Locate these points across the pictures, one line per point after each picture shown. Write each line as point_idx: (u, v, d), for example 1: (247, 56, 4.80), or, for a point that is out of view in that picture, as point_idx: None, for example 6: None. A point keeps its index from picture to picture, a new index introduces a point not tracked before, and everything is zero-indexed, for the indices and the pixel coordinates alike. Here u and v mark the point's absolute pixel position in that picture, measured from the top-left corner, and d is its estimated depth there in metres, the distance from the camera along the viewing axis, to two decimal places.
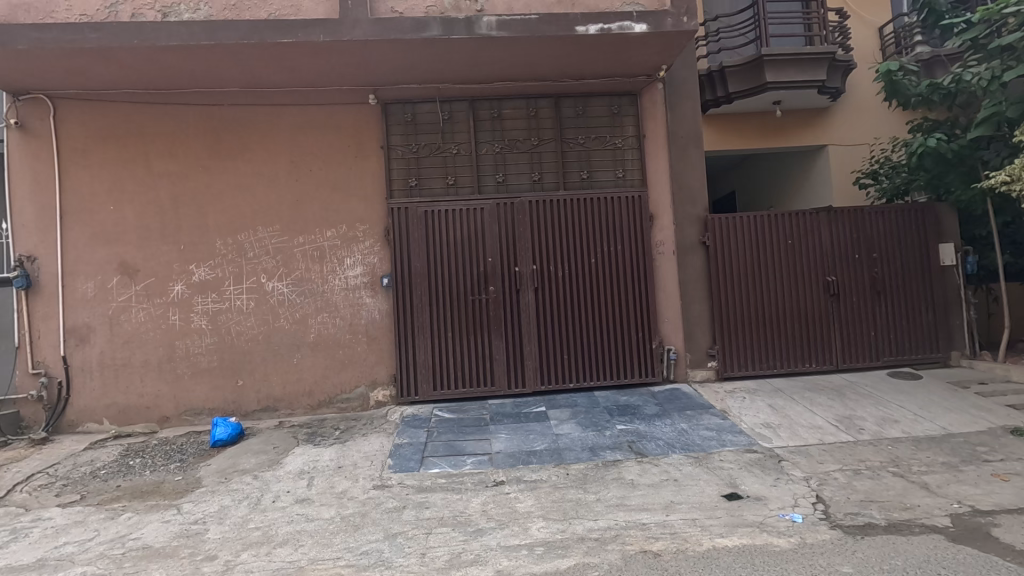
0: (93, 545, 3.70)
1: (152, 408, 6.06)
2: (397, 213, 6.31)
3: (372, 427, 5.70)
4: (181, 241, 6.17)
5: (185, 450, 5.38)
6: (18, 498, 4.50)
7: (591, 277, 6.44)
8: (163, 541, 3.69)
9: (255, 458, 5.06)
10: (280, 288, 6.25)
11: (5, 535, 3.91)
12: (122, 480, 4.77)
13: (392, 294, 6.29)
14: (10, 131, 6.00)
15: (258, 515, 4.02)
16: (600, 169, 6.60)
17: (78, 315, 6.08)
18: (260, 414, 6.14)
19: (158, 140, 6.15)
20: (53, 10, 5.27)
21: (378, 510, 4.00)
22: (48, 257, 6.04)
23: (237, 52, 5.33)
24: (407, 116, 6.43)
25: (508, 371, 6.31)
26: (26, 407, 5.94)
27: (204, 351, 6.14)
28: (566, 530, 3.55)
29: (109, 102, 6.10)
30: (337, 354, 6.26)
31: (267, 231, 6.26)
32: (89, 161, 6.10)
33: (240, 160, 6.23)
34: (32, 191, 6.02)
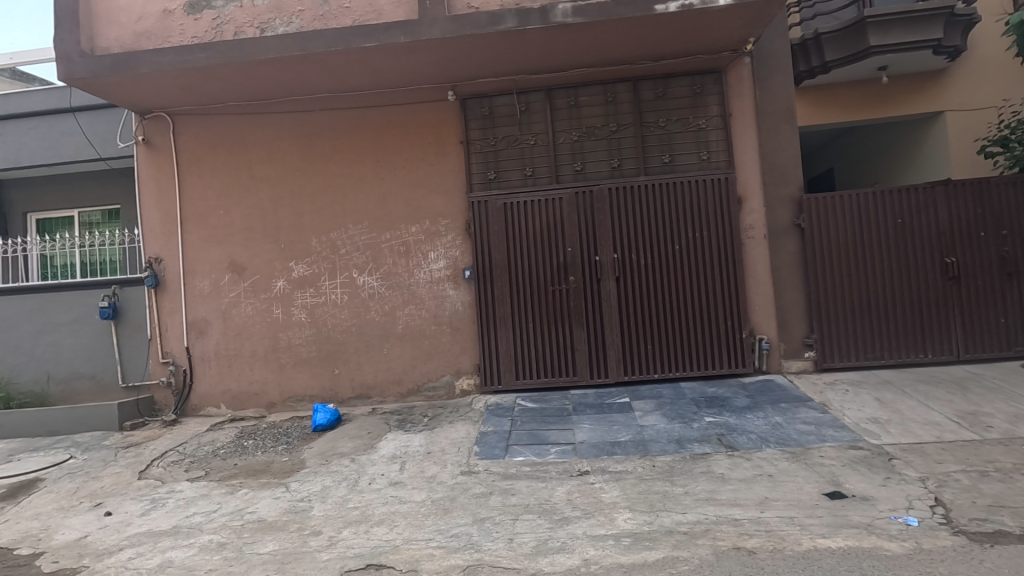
0: (217, 515, 4.12)
1: (261, 395, 6.62)
2: (477, 206, 6.44)
3: (458, 414, 5.89)
4: (282, 241, 6.66)
5: (290, 433, 5.84)
6: (155, 472, 5.10)
7: (675, 265, 6.24)
8: (275, 515, 4.04)
9: (352, 442, 5.40)
10: (369, 281, 6.58)
11: (146, 504, 4.45)
12: (238, 459, 5.26)
13: (474, 286, 6.44)
14: (138, 147, 6.75)
15: (356, 496, 4.29)
16: (683, 152, 6.34)
17: (197, 310, 6.74)
18: (355, 401, 6.53)
19: (259, 147, 6.65)
20: (169, 35, 5.84)
21: (466, 495, 4.14)
22: (172, 259, 6.77)
23: (326, 60, 5.64)
24: (485, 110, 6.51)
25: (591, 362, 6.27)
26: (159, 391, 6.72)
27: (304, 341, 6.61)
28: (654, 522, 3.48)
29: (217, 115, 6.67)
30: (423, 344, 6.51)
31: (357, 228, 6.60)
32: (202, 170, 6.72)
33: (330, 162, 6.62)
34: (157, 199, 6.77)
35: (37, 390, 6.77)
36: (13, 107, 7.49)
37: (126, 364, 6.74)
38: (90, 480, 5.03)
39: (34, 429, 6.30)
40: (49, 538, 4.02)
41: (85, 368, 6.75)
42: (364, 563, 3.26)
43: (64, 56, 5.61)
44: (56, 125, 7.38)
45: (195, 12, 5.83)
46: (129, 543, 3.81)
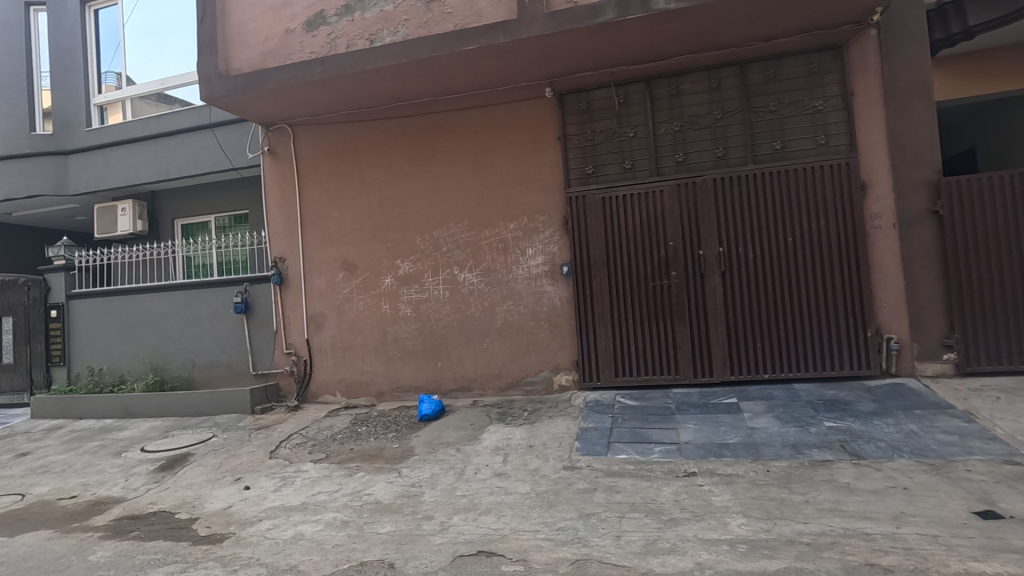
0: (338, 495, 4.46)
1: (371, 385, 7.05)
2: (575, 202, 6.43)
3: (558, 410, 5.92)
4: (389, 240, 7.04)
5: (399, 422, 6.17)
6: (284, 453, 5.61)
7: (788, 258, 5.86)
8: (390, 498, 4.30)
9: (456, 433, 5.61)
10: (470, 278, 6.78)
11: (278, 480, 4.91)
12: (353, 444, 5.65)
13: (572, 282, 6.43)
14: (265, 157, 7.45)
15: (464, 484, 4.46)
16: (796, 137, 5.91)
17: (315, 305, 7.30)
18: (456, 393, 6.76)
19: (368, 152, 7.08)
20: (290, 52, 6.35)
21: (569, 489, 4.16)
22: (293, 258, 7.39)
23: (429, 65, 5.87)
24: (582, 104, 6.47)
25: (694, 360, 6.04)
26: (283, 379, 7.37)
27: (409, 335, 6.95)
28: (771, 530, 3.30)
29: (330, 124, 7.18)
30: (522, 339, 6.60)
31: (458, 226, 6.83)
32: (318, 176, 7.27)
33: (433, 164, 6.89)
34: (281, 204, 7.42)
35: (185, 375, 7.69)
36: (163, 127, 8.53)
37: (256, 354, 7.46)
38: (230, 457, 5.63)
39: (183, 410, 7.16)
40: (201, 506, 4.56)
41: (223, 356, 7.56)
42: (475, 550, 3.36)
43: (206, 78, 6.31)
44: (197, 141, 8.31)
45: (312, 30, 6.29)
46: (266, 515, 4.22)
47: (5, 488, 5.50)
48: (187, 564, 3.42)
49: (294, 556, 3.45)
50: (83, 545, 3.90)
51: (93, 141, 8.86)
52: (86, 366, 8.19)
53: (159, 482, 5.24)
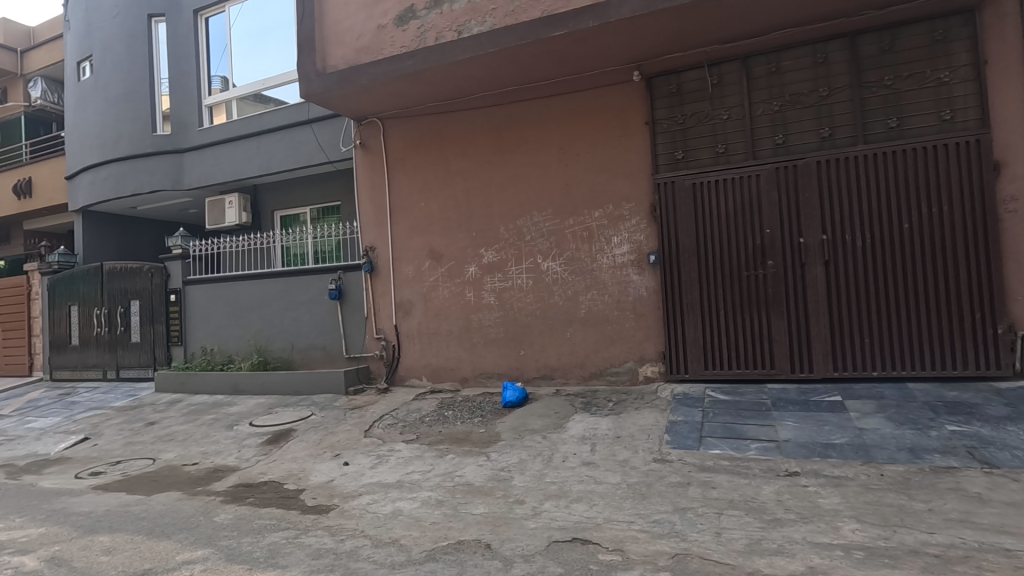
0: (431, 475, 4.62)
1: (456, 370, 7.23)
2: (664, 188, 6.24)
3: (644, 401, 5.79)
4: (473, 229, 7.16)
5: (483, 407, 6.28)
6: (377, 432, 5.87)
7: (902, 246, 5.39)
8: (481, 481, 4.41)
9: (541, 420, 5.64)
10: (553, 266, 6.76)
11: (374, 458, 5.16)
12: (441, 427, 5.82)
13: (659, 271, 6.24)
14: (358, 151, 7.80)
15: (552, 471, 4.48)
16: (916, 113, 5.39)
17: (403, 292, 7.56)
18: (539, 382, 6.77)
19: (454, 143, 7.22)
20: (382, 47, 6.52)
21: (662, 482, 4.06)
22: (382, 248, 7.69)
23: (515, 54, 5.89)
24: (672, 87, 6.23)
25: (791, 355, 5.70)
26: (374, 363, 7.72)
27: (493, 323, 7.04)
28: (891, 538, 3.06)
29: (418, 116, 7.37)
30: (606, 329, 6.49)
31: (541, 215, 6.82)
32: (406, 167, 7.50)
33: (517, 153, 6.91)
34: (371, 195, 7.75)
35: (285, 356, 8.25)
36: (264, 124, 9.09)
37: (349, 338, 7.86)
38: (329, 434, 5.98)
39: (284, 388, 7.68)
40: (305, 478, 4.88)
41: (319, 340, 8.04)
42: (569, 536, 3.36)
43: (305, 77, 6.70)
44: (295, 137, 8.82)
45: (403, 24, 6.42)
46: (365, 490, 4.45)
47: (139, 453, 6.15)
48: (299, 531, 3.66)
49: (395, 530, 3.60)
50: (208, 507, 4.28)
51: (204, 140, 9.62)
52: (200, 346, 8.98)
53: (267, 454, 5.66)
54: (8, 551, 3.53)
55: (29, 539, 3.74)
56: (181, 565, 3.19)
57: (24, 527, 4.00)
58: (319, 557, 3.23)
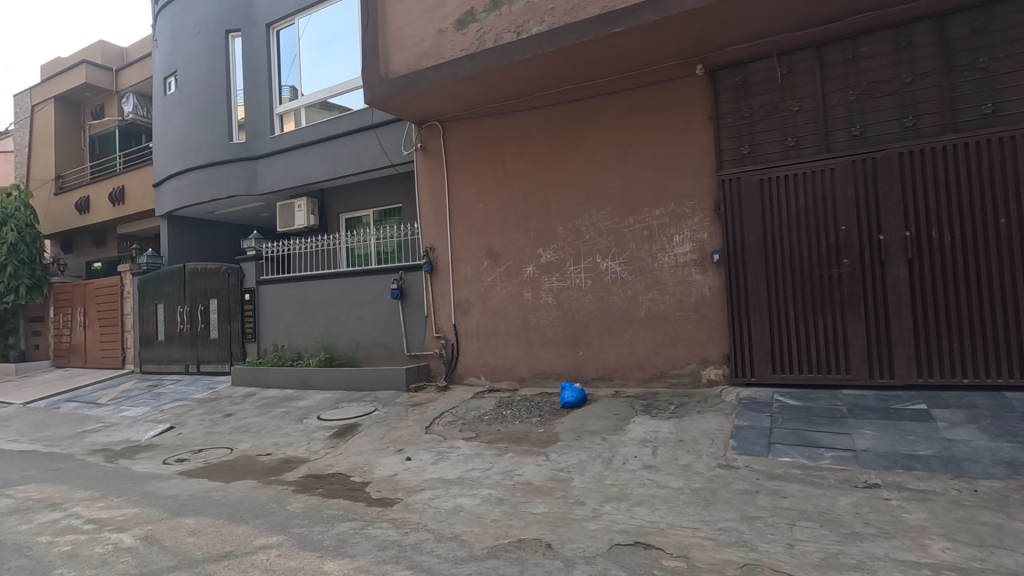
0: (491, 473, 4.67)
1: (513, 369, 7.26)
2: (728, 184, 6.03)
3: (708, 405, 5.61)
4: (531, 229, 7.17)
5: (541, 407, 6.28)
6: (438, 429, 5.99)
7: (998, 242, 4.96)
8: (540, 480, 4.41)
9: (600, 422, 5.57)
10: (612, 266, 6.66)
11: (435, 454, 5.27)
12: (500, 425, 5.87)
13: (724, 270, 6.03)
14: (419, 154, 8.00)
15: (612, 473, 4.42)
16: (1014, 97, 4.96)
17: (461, 292, 7.67)
18: (597, 382, 6.69)
19: (512, 144, 7.26)
20: (442, 52, 6.64)
21: (728, 489, 3.93)
22: (442, 248, 7.84)
23: (574, 53, 5.86)
24: (738, 80, 6.02)
25: (869, 359, 5.36)
26: (433, 361, 7.89)
27: (550, 323, 7.02)
28: (987, 560, 2.82)
29: (477, 118, 7.46)
30: (667, 330, 6.34)
31: (600, 214, 6.74)
32: (465, 168, 7.62)
33: (575, 152, 6.87)
34: (431, 196, 7.91)
35: (350, 353, 8.57)
36: (330, 130, 9.47)
37: (410, 336, 8.07)
38: (391, 429, 6.16)
39: (349, 384, 7.97)
40: (370, 472, 5.05)
41: (381, 338, 8.30)
42: (631, 540, 3.31)
43: (369, 83, 6.95)
44: (359, 142, 9.14)
45: (462, 28, 6.51)
46: (427, 485, 4.55)
47: (218, 442, 6.56)
48: (365, 522, 3.79)
49: (457, 526, 3.66)
50: (281, 496, 4.51)
51: (275, 147, 10.13)
52: (272, 342, 9.47)
53: (334, 447, 5.90)
54: (108, 528, 3.86)
55: (125, 518, 4.06)
56: (258, 549, 3.38)
57: (121, 506, 4.36)
58: (385, 548, 3.33)
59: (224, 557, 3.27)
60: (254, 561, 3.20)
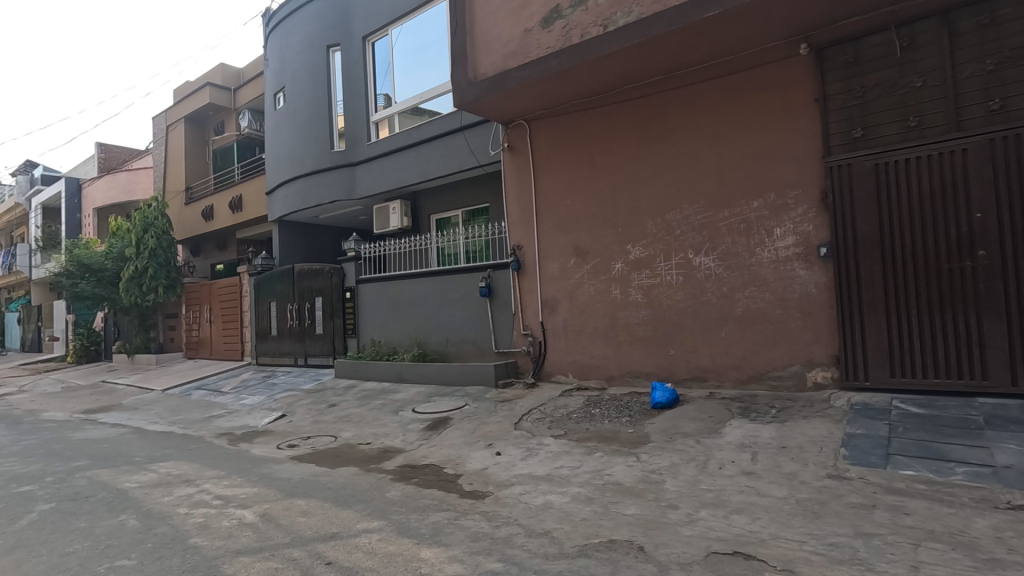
0: (580, 471, 4.64)
1: (602, 367, 7.17)
2: (837, 172, 5.56)
3: (814, 410, 5.22)
4: (619, 225, 7.04)
5: (631, 406, 6.15)
6: (526, 426, 6.05)
7: None
8: (631, 482, 4.32)
9: (693, 424, 5.35)
10: (706, 262, 6.38)
11: (524, 450, 5.33)
12: (589, 424, 5.82)
13: (833, 265, 5.57)
14: (506, 153, 8.12)
15: (708, 478, 4.24)
16: None
17: (548, 290, 7.69)
18: (690, 383, 6.44)
19: (599, 139, 7.17)
20: (528, 51, 6.66)
21: (839, 502, 3.63)
22: (529, 246, 7.90)
23: (663, 42, 5.68)
24: (848, 57, 5.53)
25: (1012, 363, 4.71)
26: (521, 358, 7.98)
27: (640, 321, 6.85)
28: None
29: (563, 115, 7.44)
30: (766, 329, 5.97)
31: (692, 207, 6.48)
32: (552, 166, 7.62)
33: (665, 144, 6.66)
34: (518, 195, 8.00)
35: (442, 349, 8.88)
36: (421, 134, 9.85)
37: (498, 333, 8.23)
38: (481, 424, 6.30)
39: (440, 379, 8.25)
40: (462, 464, 5.21)
41: (471, 335, 8.52)
42: (730, 549, 3.15)
43: (459, 87, 7.17)
44: (449, 144, 9.43)
45: (548, 25, 6.49)
46: (517, 480, 4.61)
47: (324, 430, 7.05)
48: (458, 513, 3.92)
49: (547, 522, 3.68)
50: (380, 483, 4.77)
51: (371, 153, 10.70)
52: (370, 338, 10.02)
53: (428, 439, 6.14)
54: (233, 504, 4.28)
55: (246, 496, 4.48)
56: (361, 532, 3.59)
57: (243, 485, 4.81)
58: (477, 540, 3.41)
59: (331, 538, 3.51)
60: (358, 544, 3.41)
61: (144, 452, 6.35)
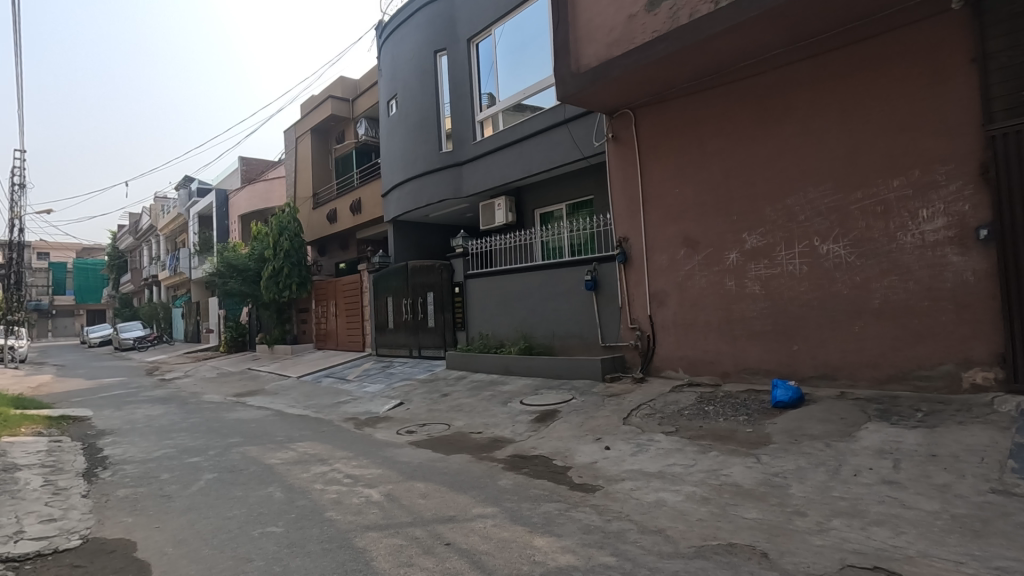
0: (695, 470, 4.48)
1: (716, 363, 6.83)
2: (1001, 141, 4.82)
3: (972, 415, 4.57)
4: (734, 212, 6.64)
5: (749, 405, 5.80)
6: (636, 421, 5.94)
7: None
8: (751, 484, 4.09)
9: (822, 425, 4.93)
10: (836, 250, 5.83)
11: (634, 446, 5.24)
12: (702, 422, 5.58)
13: (995, 248, 4.84)
14: (610, 144, 7.99)
15: (840, 486, 3.89)
16: None
17: (657, 282, 7.45)
18: (817, 382, 5.93)
19: (710, 123, 6.82)
20: (633, 37, 6.48)
21: (1006, 521, 3.16)
22: (635, 238, 7.71)
23: (783, 13, 5.26)
24: (1015, 7, 4.75)
25: None
26: (629, 352, 7.82)
27: (758, 314, 6.42)
28: None
29: (671, 100, 7.17)
30: (910, 323, 5.33)
31: (818, 190, 5.95)
32: (659, 154, 7.38)
33: (786, 123, 6.18)
34: (623, 185, 7.84)
35: (548, 343, 8.96)
36: (525, 130, 9.96)
37: (605, 327, 8.14)
38: (589, 418, 6.28)
39: (547, 372, 8.33)
40: (571, 457, 5.24)
41: (577, 328, 8.51)
42: (869, 564, 2.87)
43: (562, 80, 7.18)
44: (553, 138, 9.45)
45: (655, 9, 6.26)
46: (628, 475, 4.55)
47: (438, 419, 7.43)
48: (569, 505, 3.95)
49: (660, 520, 3.60)
50: (493, 471, 4.93)
51: (477, 151, 11.03)
52: (478, 331, 10.36)
53: (537, 430, 6.25)
54: (361, 483, 4.66)
55: (372, 476, 4.86)
56: (476, 517, 3.75)
57: (370, 466, 5.22)
58: (589, 532, 3.42)
59: (449, 520, 3.71)
60: (473, 527, 3.57)
61: (285, 433, 7.09)
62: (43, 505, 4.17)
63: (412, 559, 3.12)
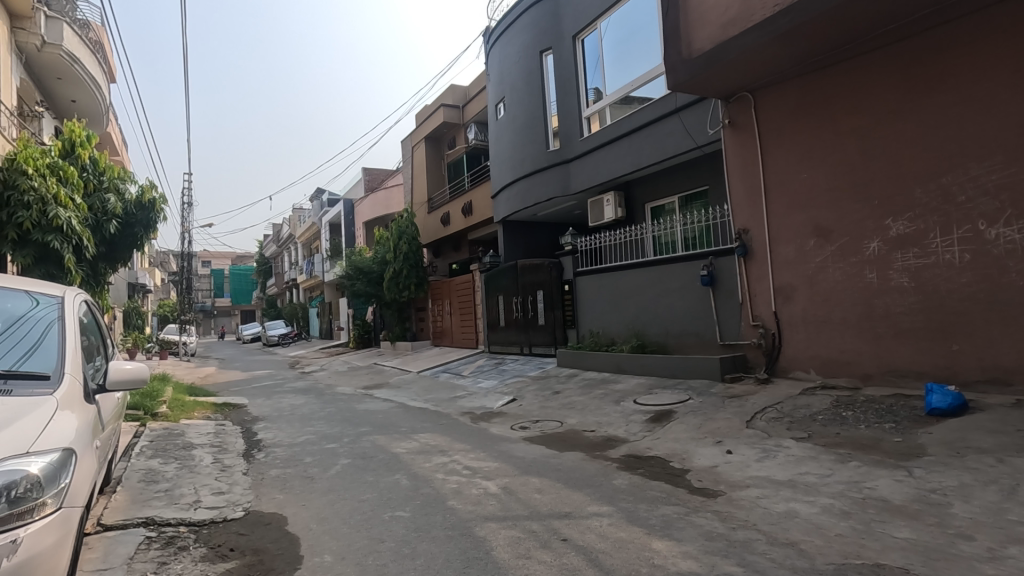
0: (832, 481, 4.09)
1: (855, 364, 6.17)
2: None
3: None
4: (874, 196, 5.96)
5: (897, 411, 5.18)
6: (761, 425, 5.55)
7: None
8: (902, 500, 3.65)
9: (992, 438, 4.27)
10: (1008, 233, 5.02)
11: (761, 451, 4.90)
12: (840, 428, 5.08)
13: None
14: (727, 131, 7.54)
15: (1018, 508, 3.34)
16: None
17: (782, 276, 6.90)
18: (985, 387, 5.14)
19: (844, 99, 6.19)
20: (752, 14, 5.99)
21: None
22: (757, 229, 7.20)
23: None
24: None
25: None
26: (751, 351, 7.33)
27: (907, 310, 5.71)
28: None
29: (797, 78, 6.62)
30: None
31: (983, 166, 5.17)
32: (783, 137, 6.84)
33: (938, 92, 5.45)
34: (742, 174, 7.35)
35: (661, 341, 8.68)
36: (634, 123, 9.71)
37: (724, 325, 7.70)
38: (708, 420, 5.98)
39: (661, 371, 8.06)
40: (690, 459, 5.03)
41: (693, 326, 8.14)
42: None
43: (673, 68, 6.93)
44: (664, 128, 9.12)
45: None
46: (754, 482, 4.27)
47: (550, 415, 7.50)
48: (689, 509, 3.79)
49: (793, 532, 3.33)
50: (607, 470, 4.89)
51: (584, 148, 10.95)
52: (589, 329, 10.30)
53: (652, 431, 6.08)
54: (479, 475, 4.84)
55: (489, 469, 5.03)
56: (591, 515, 3.74)
57: (486, 459, 5.40)
58: (712, 539, 3.27)
59: (564, 516, 3.73)
60: (589, 525, 3.56)
61: (408, 424, 7.56)
62: (214, 480, 4.84)
63: (530, 551, 3.20)
